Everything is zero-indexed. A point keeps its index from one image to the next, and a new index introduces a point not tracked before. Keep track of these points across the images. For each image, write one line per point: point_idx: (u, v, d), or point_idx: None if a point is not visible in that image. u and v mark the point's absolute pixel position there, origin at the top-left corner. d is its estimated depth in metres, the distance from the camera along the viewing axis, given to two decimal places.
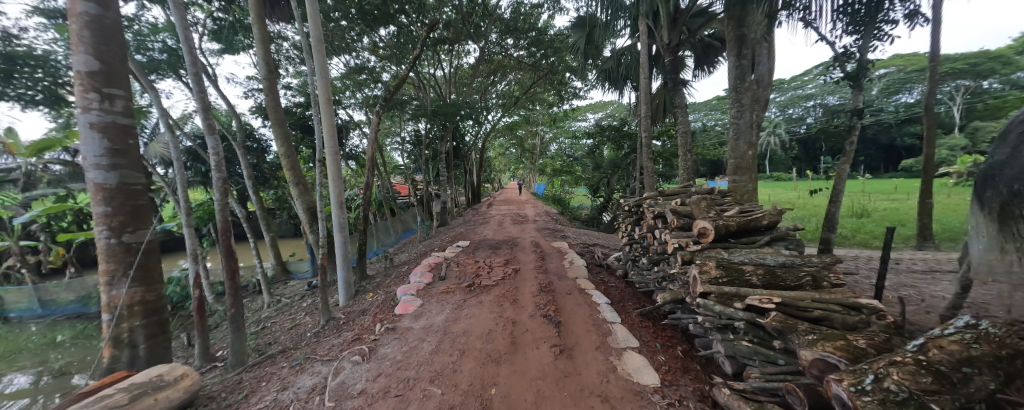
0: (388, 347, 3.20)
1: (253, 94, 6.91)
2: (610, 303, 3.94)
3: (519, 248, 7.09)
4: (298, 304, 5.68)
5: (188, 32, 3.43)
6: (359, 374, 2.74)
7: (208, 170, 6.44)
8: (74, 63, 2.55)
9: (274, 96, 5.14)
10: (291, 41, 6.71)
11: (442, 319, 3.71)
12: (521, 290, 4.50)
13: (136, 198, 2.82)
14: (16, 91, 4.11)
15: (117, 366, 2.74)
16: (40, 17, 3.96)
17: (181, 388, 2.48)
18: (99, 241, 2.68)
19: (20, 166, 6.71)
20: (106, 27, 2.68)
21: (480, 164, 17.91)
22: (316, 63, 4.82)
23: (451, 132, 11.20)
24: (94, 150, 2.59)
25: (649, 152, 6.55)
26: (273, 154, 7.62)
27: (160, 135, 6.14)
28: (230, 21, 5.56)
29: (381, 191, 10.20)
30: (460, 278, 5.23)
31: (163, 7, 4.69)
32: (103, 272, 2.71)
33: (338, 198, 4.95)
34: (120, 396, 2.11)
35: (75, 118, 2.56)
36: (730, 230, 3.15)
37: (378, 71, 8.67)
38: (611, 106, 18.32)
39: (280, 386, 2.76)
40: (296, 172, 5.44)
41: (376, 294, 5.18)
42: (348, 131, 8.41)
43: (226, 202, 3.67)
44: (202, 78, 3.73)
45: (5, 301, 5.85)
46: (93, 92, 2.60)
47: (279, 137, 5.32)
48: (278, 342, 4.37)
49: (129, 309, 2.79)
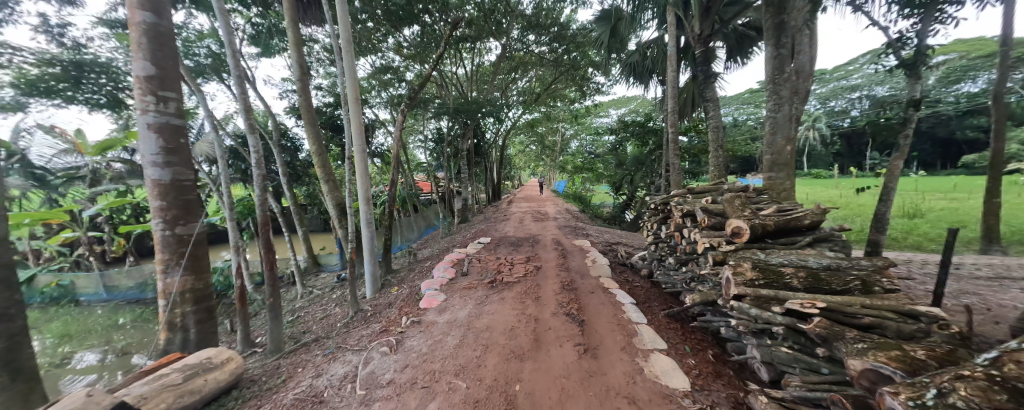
0: (414, 339, 3.28)
1: (287, 95, 7.23)
2: (635, 303, 3.84)
3: (540, 246, 7.07)
4: (329, 296, 5.96)
5: (233, 39, 3.68)
6: (388, 365, 2.84)
7: (247, 168, 6.84)
8: (134, 69, 2.79)
9: (306, 97, 5.35)
10: (322, 43, 6.96)
11: (466, 314, 3.77)
12: (543, 287, 4.48)
13: (187, 193, 3.03)
14: (84, 96, 4.53)
15: (171, 348, 2.99)
16: (104, 27, 4.32)
17: (227, 371, 2.66)
18: (156, 232, 2.92)
19: (87, 164, 7.39)
20: (161, 34, 2.89)
21: (500, 161, 17.90)
22: (346, 64, 4.97)
23: (472, 131, 11.33)
24: (151, 149, 2.81)
25: (675, 148, 6.30)
26: (305, 152, 7.97)
27: (206, 135, 6.57)
28: (267, 25, 5.85)
29: (404, 188, 10.43)
30: (481, 274, 5.27)
31: (209, 15, 5.01)
32: (160, 261, 2.96)
33: (366, 196, 5.11)
34: (175, 376, 2.32)
35: (136, 120, 2.80)
36: (767, 230, 2.98)
37: (403, 71, 8.85)
38: (634, 101, 17.83)
39: (314, 372, 2.90)
40: (326, 170, 5.63)
41: (401, 288, 5.31)
42: (373, 130, 8.64)
43: (264, 200, 3.89)
44: (244, 81, 3.97)
45: (76, 286, 6.53)
46: (150, 94, 2.82)
47: (311, 136, 5.54)
48: (312, 331, 4.59)
49: (181, 297, 3.02)
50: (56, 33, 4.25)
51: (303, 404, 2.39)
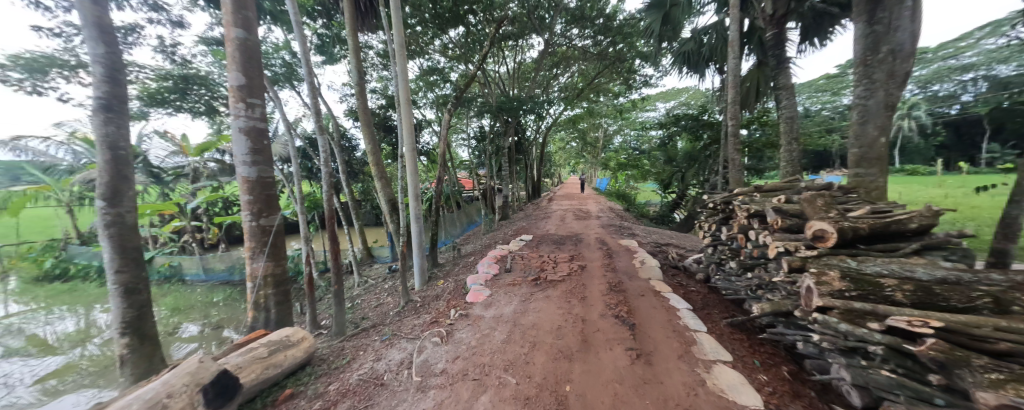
0: (463, 332, 3.38)
1: (346, 99, 7.82)
2: (691, 309, 3.59)
3: (583, 245, 6.91)
4: (381, 286, 6.39)
5: (305, 49, 4.05)
6: (440, 354, 2.96)
7: (313, 166, 7.54)
8: (229, 80, 3.18)
9: (363, 99, 5.74)
10: (376, 49, 7.41)
11: (512, 310, 3.80)
12: (588, 287, 4.37)
13: (269, 189, 3.40)
14: (189, 105, 5.29)
15: (257, 325, 3.40)
16: (204, 44, 5.00)
17: (301, 348, 2.95)
18: (245, 223, 3.32)
19: (190, 163, 8.66)
20: (249, 47, 3.27)
21: (540, 159, 17.80)
22: (399, 67, 5.24)
23: (513, 129, 11.39)
24: (243, 150, 3.21)
25: (737, 142, 5.75)
26: (361, 151, 8.57)
27: (280, 137, 7.36)
28: (331, 35, 6.37)
29: (448, 185, 10.80)
30: (525, 271, 5.28)
31: (284, 29, 5.58)
32: (248, 248, 3.37)
33: (415, 192, 5.36)
34: (261, 350, 2.62)
35: (231, 124, 3.20)
36: (860, 235, 2.59)
37: (448, 72, 9.14)
38: (686, 93, 16.64)
39: (374, 356, 3.10)
40: (380, 168, 5.98)
41: (447, 281, 5.51)
42: (421, 129, 9.03)
43: (329, 195, 4.25)
44: (314, 87, 4.36)
45: (182, 267, 7.71)
46: (241, 102, 3.20)
47: (367, 136, 5.92)
48: (368, 317, 4.95)
49: (264, 280, 3.42)
50: (170, 52, 5.02)
51: (366, 385, 2.57)
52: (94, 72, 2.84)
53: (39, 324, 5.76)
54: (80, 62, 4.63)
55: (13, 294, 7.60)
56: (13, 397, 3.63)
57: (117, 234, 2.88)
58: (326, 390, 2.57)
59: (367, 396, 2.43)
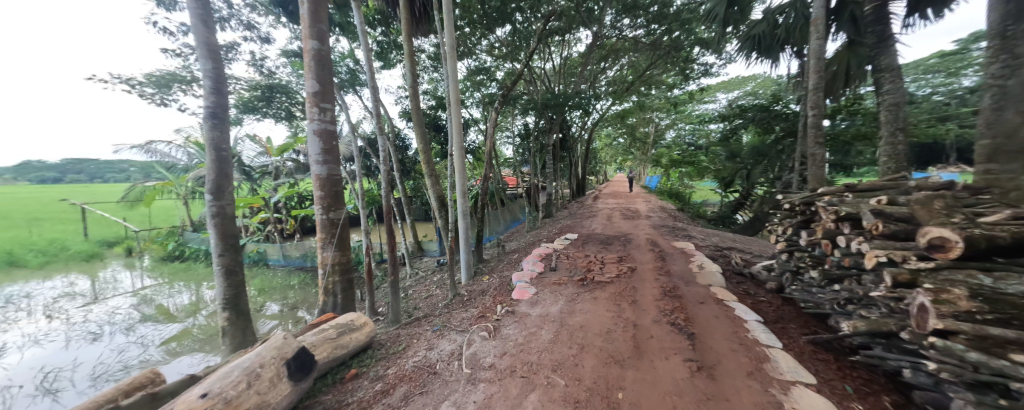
0: (509, 328, 3.41)
1: (401, 102, 8.32)
2: (761, 322, 3.21)
3: (632, 245, 6.58)
4: (431, 278, 6.72)
5: (369, 56, 4.37)
6: (489, 348, 3.02)
7: (371, 164, 8.16)
8: (307, 87, 3.55)
9: (417, 101, 6.03)
10: (428, 52, 7.75)
11: (558, 310, 3.74)
12: (640, 291, 4.14)
13: (337, 185, 3.73)
14: (274, 111, 6.03)
15: (327, 308, 3.77)
16: (286, 57, 5.64)
17: (363, 333, 3.20)
18: (318, 216, 3.69)
19: (273, 163, 9.90)
20: (323, 56, 3.60)
21: (585, 156, 17.32)
22: (449, 68, 5.39)
23: (559, 126, 11.20)
24: (318, 150, 3.57)
25: (819, 134, 5.02)
26: (413, 150, 9.06)
27: (345, 138, 8.09)
28: (388, 41, 6.80)
29: (493, 183, 10.98)
30: (571, 271, 5.17)
31: (350, 39, 6.09)
32: (320, 239, 3.74)
33: (463, 189, 5.50)
34: (331, 332, 2.90)
35: (308, 127, 3.58)
36: (999, 245, 2.08)
37: (495, 71, 9.27)
38: (752, 81, 14.97)
39: (427, 346, 3.26)
40: (430, 166, 6.24)
41: (493, 277, 5.60)
42: (468, 128, 9.29)
43: (387, 192, 4.54)
44: (375, 91, 4.68)
45: (267, 253, 8.84)
46: (316, 106, 3.55)
47: (419, 135, 6.21)
48: (420, 307, 5.24)
49: (333, 269, 3.78)
50: (260, 65, 5.76)
51: (420, 372, 2.71)
52: (205, 84, 3.34)
53: (164, 296, 7.02)
54: (194, 77, 5.51)
55: (146, 270, 9.36)
56: (148, 354, 4.46)
57: (221, 223, 3.38)
58: (386, 373, 2.76)
59: (422, 382, 2.55)
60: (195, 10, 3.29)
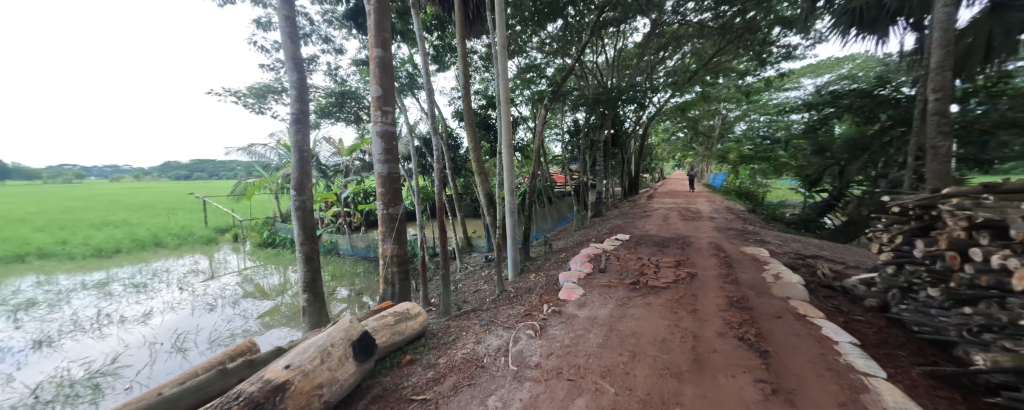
0: (555, 328, 3.37)
1: (454, 102, 8.68)
2: (856, 345, 2.71)
3: (692, 249, 6.05)
4: (479, 273, 6.94)
5: (426, 60, 4.60)
6: (534, 347, 3.01)
7: (426, 162, 8.66)
8: (372, 92, 3.86)
9: (468, 101, 6.20)
10: (481, 53, 7.95)
11: (607, 313, 3.58)
12: (701, 299, 3.79)
13: (396, 183, 4.01)
14: (345, 115, 6.71)
15: (386, 296, 4.10)
16: (355, 65, 6.23)
17: (417, 322, 3.40)
18: (380, 211, 4.01)
19: (343, 162, 11.03)
20: (385, 62, 3.88)
21: (639, 152, 16.35)
22: (500, 67, 5.45)
23: (610, 122, 10.70)
24: (380, 150, 3.87)
25: (944, 122, 4.03)
26: (464, 149, 9.40)
27: (404, 138, 8.70)
28: (444, 44, 7.12)
29: (541, 181, 10.93)
30: (622, 273, 4.92)
31: (409, 45, 6.50)
32: (381, 232, 4.06)
33: (511, 187, 5.55)
34: (389, 319, 3.14)
35: (373, 128, 3.89)
36: None
37: (546, 68, 9.17)
38: (850, 63, 12.70)
39: (475, 339, 3.36)
40: (480, 164, 6.39)
41: (539, 276, 5.58)
42: (517, 126, 9.35)
43: (440, 189, 4.76)
44: (431, 93, 4.93)
45: (338, 243, 9.91)
46: (379, 109, 3.84)
47: (470, 135, 6.40)
48: (468, 301, 5.43)
49: (391, 260, 4.09)
50: (335, 74, 6.44)
51: (469, 365, 2.80)
52: (291, 93, 3.81)
53: (260, 277, 8.28)
54: (284, 87, 6.37)
55: (247, 253, 11.13)
56: (247, 325, 5.30)
57: (302, 215, 3.86)
58: (436, 363, 2.90)
59: (470, 375, 2.64)
60: (285, 29, 3.78)
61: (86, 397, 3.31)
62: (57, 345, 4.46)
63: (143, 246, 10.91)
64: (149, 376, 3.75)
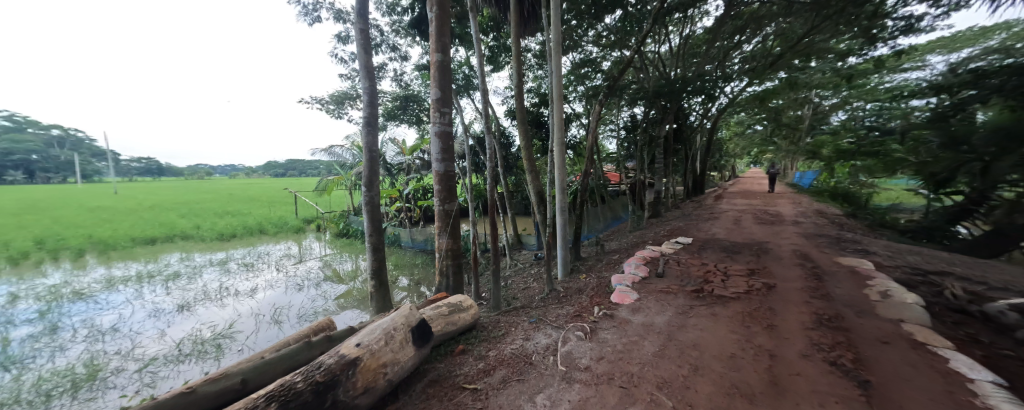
0: (607, 332, 3.24)
1: (507, 101, 8.82)
2: (1004, 386, 2.13)
3: (769, 257, 5.33)
4: (529, 270, 6.99)
5: (482, 61, 4.73)
6: (584, 350, 2.93)
7: (480, 161, 8.95)
8: (432, 95, 4.10)
9: (521, 99, 6.23)
10: (535, 50, 7.96)
11: (665, 321, 3.34)
12: (780, 314, 3.33)
13: (451, 181, 4.21)
14: (408, 117, 7.24)
15: (442, 288, 4.35)
16: (418, 70, 6.68)
17: (470, 314, 3.55)
18: (437, 207, 4.26)
19: (406, 161, 11.94)
20: (444, 65, 4.10)
21: (706, 148, 14.88)
22: (554, 63, 5.38)
23: (673, 116, 9.91)
24: (438, 149, 4.10)
25: None
26: (516, 147, 9.51)
27: (460, 137, 9.10)
28: (499, 44, 7.28)
29: (594, 179, 10.57)
30: (683, 279, 4.54)
31: (467, 48, 6.77)
32: (438, 227, 4.31)
33: (563, 186, 5.46)
34: (444, 309, 3.32)
35: (432, 129, 4.13)
36: None
37: (601, 62, 8.82)
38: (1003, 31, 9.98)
39: (524, 336, 3.39)
40: (531, 162, 6.41)
41: (590, 277, 5.43)
42: (570, 123, 9.18)
43: (492, 187, 4.87)
44: (485, 92, 5.06)
45: (400, 235, 10.78)
46: (438, 110, 4.08)
47: (522, 133, 6.43)
48: (518, 297, 5.52)
49: (446, 254, 4.32)
50: (400, 80, 6.98)
51: (518, 360, 2.84)
52: (363, 99, 4.23)
53: (336, 263, 9.38)
54: (358, 94, 7.10)
55: (326, 242, 12.70)
56: (327, 305, 6.07)
57: (371, 209, 4.27)
58: (487, 355, 2.99)
59: (519, 370, 2.68)
60: (360, 42, 4.20)
61: (212, 354, 4.10)
62: (193, 310, 5.59)
63: (251, 232, 13.11)
64: (255, 341, 4.50)
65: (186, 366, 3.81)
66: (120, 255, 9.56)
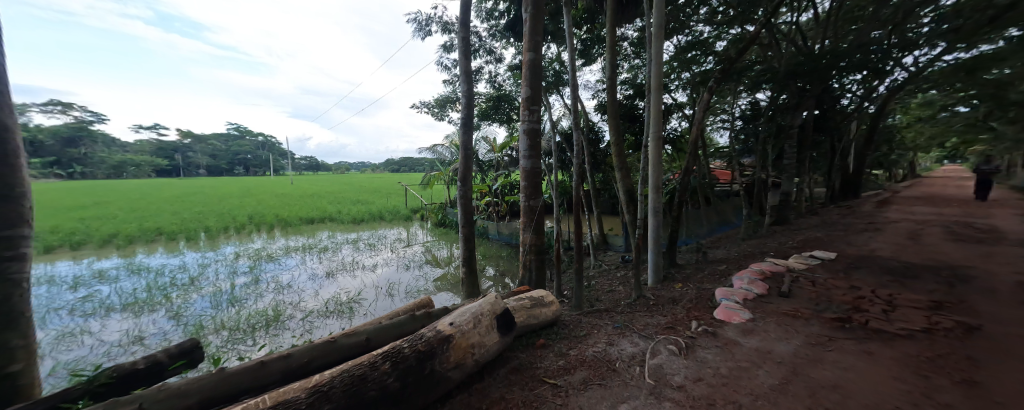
0: (707, 351, 2.83)
1: (598, 95, 8.47)
2: None
3: (971, 288, 3.81)
4: (615, 273, 6.63)
5: (573, 56, 4.63)
6: (678, 366, 2.63)
7: (566, 157, 8.85)
8: (522, 94, 4.24)
9: (613, 91, 5.88)
10: (632, 38, 7.42)
11: (791, 351, 2.72)
12: (989, 369, 2.34)
13: (536, 177, 4.28)
14: (499, 116, 7.65)
15: (526, 281, 4.49)
16: (511, 70, 6.96)
17: (551, 310, 3.57)
18: (522, 202, 4.39)
19: (497, 158, 12.65)
20: (536, 64, 4.18)
21: (864, 139, 11.48)
22: (653, 51, 4.91)
23: (813, 101, 7.92)
24: (525, 146, 4.22)
25: None
26: (605, 143, 9.06)
27: (547, 134, 9.18)
28: (593, 36, 7.04)
29: (697, 177, 9.29)
30: (819, 304, 3.62)
31: (559, 44, 6.73)
32: (522, 223, 4.43)
33: (658, 184, 4.97)
34: (527, 302, 3.42)
35: (520, 126, 4.26)
36: None
37: (714, 42, 7.64)
38: None
39: (607, 340, 3.24)
40: (622, 158, 6.02)
41: (688, 287, 4.83)
42: (669, 115, 8.26)
43: (578, 184, 4.77)
44: (575, 87, 4.95)
45: (488, 228, 11.52)
46: (527, 108, 4.18)
47: (612, 128, 6.08)
48: (601, 299, 5.30)
49: (530, 248, 4.43)
50: (493, 81, 7.40)
51: (600, 365, 2.73)
52: (462, 101, 4.63)
53: (435, 249, 10.63)
54: (458, 97, 7.83)
55: (428, 230, 14.47)
56: (428, 285, 6.94)
57: (465, 202, 4.67)
58: (567, 353, 2.97)
59: (601, 375, 2.57)
60: (461, 49, 4.61)
61: (347, 313, 5.15)
62: (335, 277, 7.15)
63: (374, 218, 15.91)
64: (375, 308, 5.46)
65: (331, 320, 4.89)
66: (292, 230, 12.84)
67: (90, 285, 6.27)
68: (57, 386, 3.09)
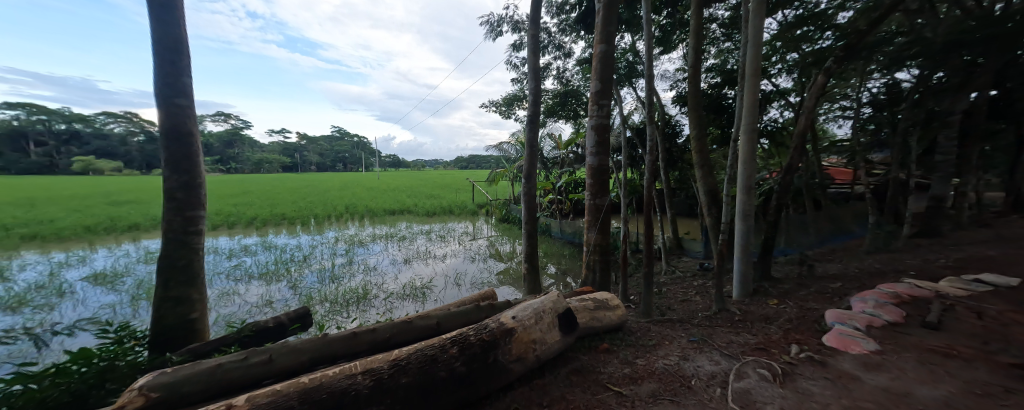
0: (811, 382, 2.38)
1: (677, 85, 7.73)
2: None
3: None
4: (691, 282, 6.00)
5: (650, 44, 4.28)
6: (771, 394, 2.26)
7: (636, 153, 8.30)
8: (591, 88, 4.09)
9: (696, 81, 5.30)
10: (722, 19, 6.57)
11: (938, 397, 2.13)
12: None
13: (604, 174, 4.08)
14: (566, 112, 7.52)
15: (590, 283, 4.35)
16: (580, 64, 6.77)
17: (616, 315, 3.39)
18: (587, 200, 4.25)
19: (562, 154, 12.46)
20: (608, 56, 3.99)
21: None
22: (749, 31, 4.27)
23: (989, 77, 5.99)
24: (592, 143, 4.07)
25: None
26: (683, 137, 8.25)
27: (616, 129, 8.73)
28: (674, 21, 6.43)
29: (802, 176, 7.85)
30: (989, 343, 2.75)
31: (634, 32, 6.31)
32: (587, 222, 4.30)
33: (750, 184, 4.31)
34: (590, 303, 3.32)
35: (588, 122, 4.12)
36: None
37: (835, 14, 6.29)
38: None
39: (681, 354, 2.95)
40: (703, 154, 5.39)
41: (785, 304, 4.13)
42: (767, 103, 7.11)
43: (651, 182, 4.43)
44: (651, 77, 4.60)
45: (551, 225, 11.45)
46: (596, 103, 4.03)
47: (692, 121, 5.48)
48: (674, 309, 4.87)
49: (593, 248, 4.27)
50: (561, 76, 7.29)
51: (673, 380, 2.50)
52: (530, 99, 4.66)
53: (499, 244, 10.98)
54: (525, 95, 7.93)
55: (492, 225, 15.02)
56: (491, 278, 7.20)
57: (529, 199, 4.71)
58: (634, 362, 2.80)
59: (672, 391, 2.35)
60: (530, 47, 4.63)
61: (420, 298, 5.64)
62: (411, 263, 7.92)
63: (445, 212, 17.09)
64: (444, 295, 5.89)
65: (407, 302, 5.43)
66: (378, 220, 14.60)
67: (239, 256, 8.06)
68: (219, 333, 4.04)
